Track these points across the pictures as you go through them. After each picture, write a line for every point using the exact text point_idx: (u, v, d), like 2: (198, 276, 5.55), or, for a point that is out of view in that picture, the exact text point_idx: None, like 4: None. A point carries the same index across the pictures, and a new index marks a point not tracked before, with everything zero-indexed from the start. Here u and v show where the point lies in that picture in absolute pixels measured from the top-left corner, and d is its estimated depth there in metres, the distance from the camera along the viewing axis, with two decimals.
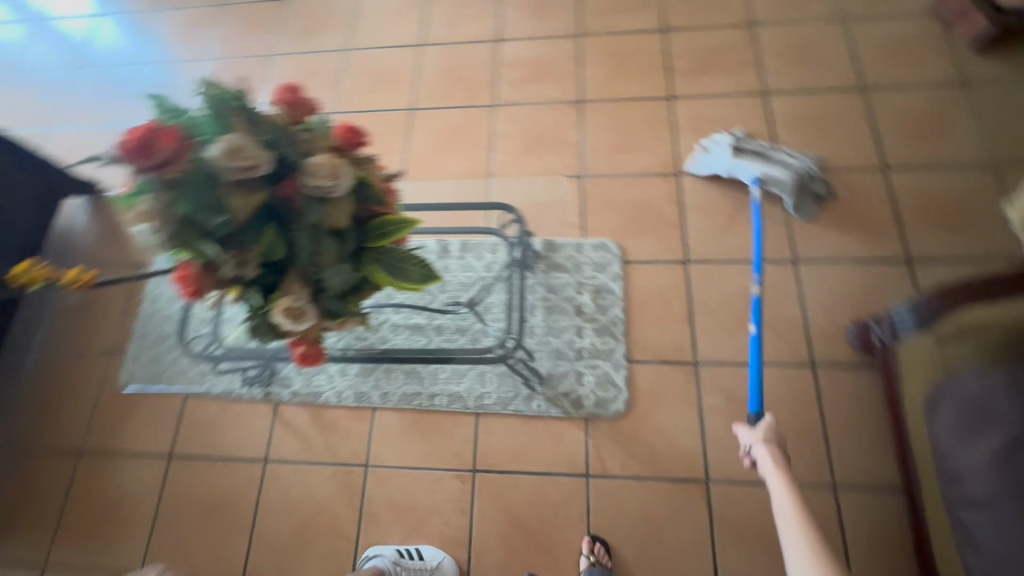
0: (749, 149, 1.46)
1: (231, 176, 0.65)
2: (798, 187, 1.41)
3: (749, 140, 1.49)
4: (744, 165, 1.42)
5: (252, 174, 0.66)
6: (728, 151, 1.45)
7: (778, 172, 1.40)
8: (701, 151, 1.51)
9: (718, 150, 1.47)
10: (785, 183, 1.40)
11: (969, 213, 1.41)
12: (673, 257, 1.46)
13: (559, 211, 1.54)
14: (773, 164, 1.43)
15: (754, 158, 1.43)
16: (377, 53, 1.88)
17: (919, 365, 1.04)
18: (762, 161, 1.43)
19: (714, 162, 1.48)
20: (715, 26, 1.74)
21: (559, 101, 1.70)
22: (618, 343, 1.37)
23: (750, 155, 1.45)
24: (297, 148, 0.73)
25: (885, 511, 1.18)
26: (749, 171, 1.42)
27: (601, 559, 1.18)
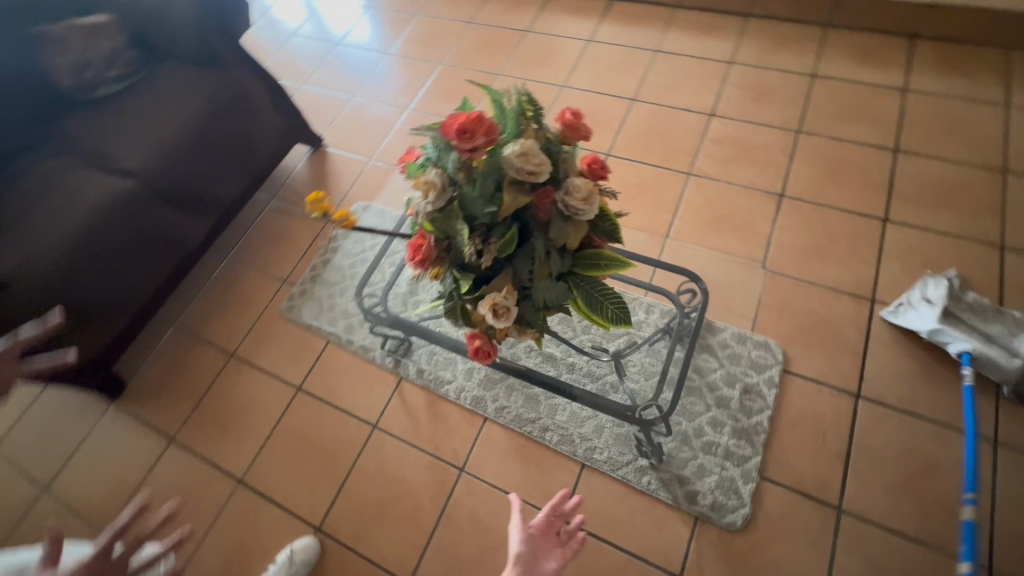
0: (966, 319, 1.30)
1: (512, 174, 0.69)
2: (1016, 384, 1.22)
3: (972, 298, 1.31)
4: (957, 334, 1.27)
5: (530, 179, 0.69)
6: (940, 315, 1.30)
7: (1002, 355, 1.23)
8: (898, 312, 1.36)
9: (925, 311, 1.32)
10: (1006, 369, 1.22)
11: None
12: (842, 385, 1.32)
13: (727, 296, 1.48)
14: (999, 338, 1.26)
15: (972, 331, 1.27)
16: (590, 97, 1.99)
17: None
18: (977, 336, 1.26)
19: (916, 322, 1.32)
20: (956, 161, 1.59)
21: (758, 188, 1.65)
22: (755, 453, 1.26)
23: (966, 325, 1.29)
24: (563, 164, 0.76)
25: None
26: (961, 341, 1.26)
27: None
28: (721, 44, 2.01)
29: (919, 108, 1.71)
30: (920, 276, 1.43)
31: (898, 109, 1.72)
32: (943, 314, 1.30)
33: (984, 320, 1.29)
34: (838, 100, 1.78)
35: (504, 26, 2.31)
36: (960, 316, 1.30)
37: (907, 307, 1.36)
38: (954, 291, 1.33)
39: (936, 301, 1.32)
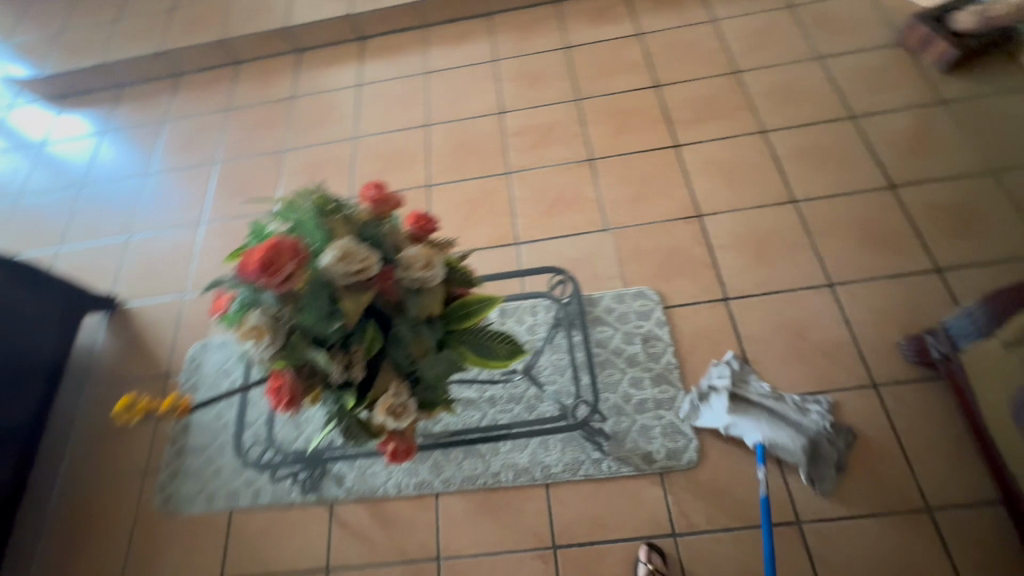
0: (751, 402, 1.29)
1: (344, 280, 0.63)
2: (810, 459, 1.22)
3: (753, 382, 1.34)
4: (748, 428, 1.25)
5: (364, 276, 0.64)
6: (729, 406, 1.28)
7: (790, 445, 1.22)
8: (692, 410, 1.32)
9: (716, 403, 1.30)
10: (797, 453, 1.22)
11: (980, 221, 1.48)
12: (712, 296, 1.48)
13: (591, 265, 1.57)
14: (782, 425, 1.25)
15: (758, 418, 1.26)
16: (387, 138, 1.96)
17: (992, 375, 1.11)
18: (766, 423, 1.26)
19: (712, 417, 1.29)
20: (702, 77, 1.86)
21: (570, 160, 1.77)
22: (678, 390, 1.35)
23: (752, 412, 1.28)
24: (388, 240, 0.72)
25: (987, 528, 1.14)
26: (752, 435, 1.24)
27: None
28: (479, 47, 2.11)
29: (657, 45, 1.96)
30: (722, 180, 1.65)
31: (643, 51, 1.96)
32: (731, 404, 1.29)
33: (766, 393, 1.31)
34: (596, 61, 1.97)
35: (266, 100, 2.17)
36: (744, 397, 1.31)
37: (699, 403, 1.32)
38: (733, 370, 1.35)
39: (721, 386, 1.32)
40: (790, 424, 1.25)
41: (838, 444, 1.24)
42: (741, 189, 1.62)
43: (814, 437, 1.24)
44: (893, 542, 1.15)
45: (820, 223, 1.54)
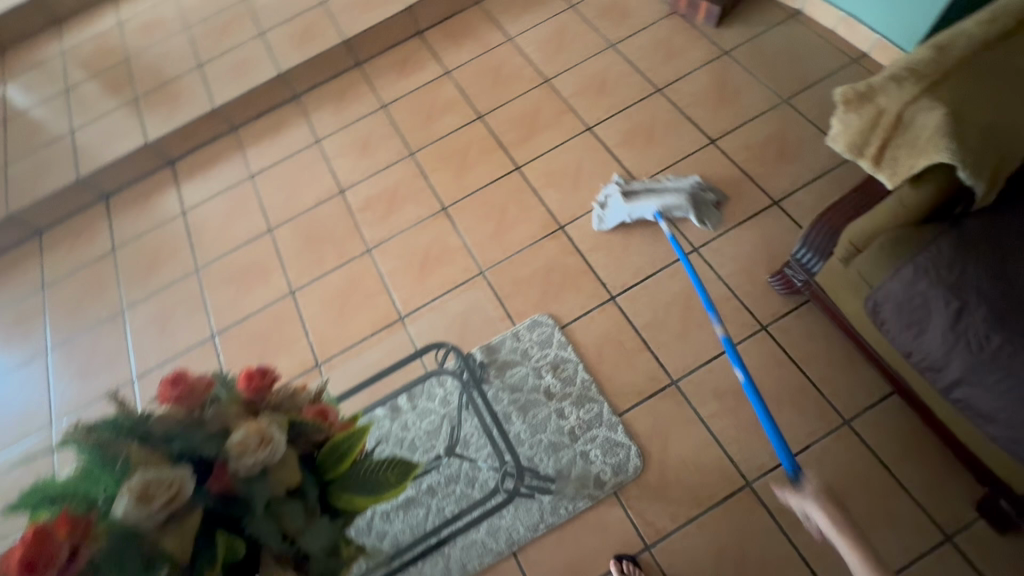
0: (639, 191, 1.56)
1: (152, 520, 0.59)
2: (694, 206, 1.52)
3: (634, 182, 1.60)
4: (642, 204, 1.51)
5: (176, 503, 0.60)
6: (624, 199, 1.54)
7: (675, 199, 1.50)
8: (602, 216, 1.58)
9: (614, 202, 1.56)
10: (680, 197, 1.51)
11: (793, 145, 1.62)
12: (600, 299, 1.50)
13: (480, 313, 1.54)
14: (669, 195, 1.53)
15: (649, 197, 1.53)
16: (232, 257, 1.81)
17: (843, 288, 1.15)
18: (655, 197, 1.52)
19: (616, 212, 1.56)
20: (518, 95, 1.90)
21: (425, 217, 1.73)
22: (602, 404, 1.36)
23: (641, 195, 1.55)
24: (207, 435, 0.67)
25: (896, 419, 1.23)
26: (649, 209, 1.51)
27: None
28: (297, 133, 2.03)
29: (467, 78, 1.98)
30: (570, 186, 1.69)
31: (456, 88, 1.97)
32: (625, 196, 1.55)
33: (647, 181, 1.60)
34: (416, 111, 1.96)
35: (85, 262, 1.94)
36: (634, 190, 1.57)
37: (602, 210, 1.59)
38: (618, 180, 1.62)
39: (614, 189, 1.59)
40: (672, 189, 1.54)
41: (708, 194, 1.55)
42: (589, 189, 1.67)
43: (693, 197, 1.53)
44: (831, 466, 1.21)
45: None
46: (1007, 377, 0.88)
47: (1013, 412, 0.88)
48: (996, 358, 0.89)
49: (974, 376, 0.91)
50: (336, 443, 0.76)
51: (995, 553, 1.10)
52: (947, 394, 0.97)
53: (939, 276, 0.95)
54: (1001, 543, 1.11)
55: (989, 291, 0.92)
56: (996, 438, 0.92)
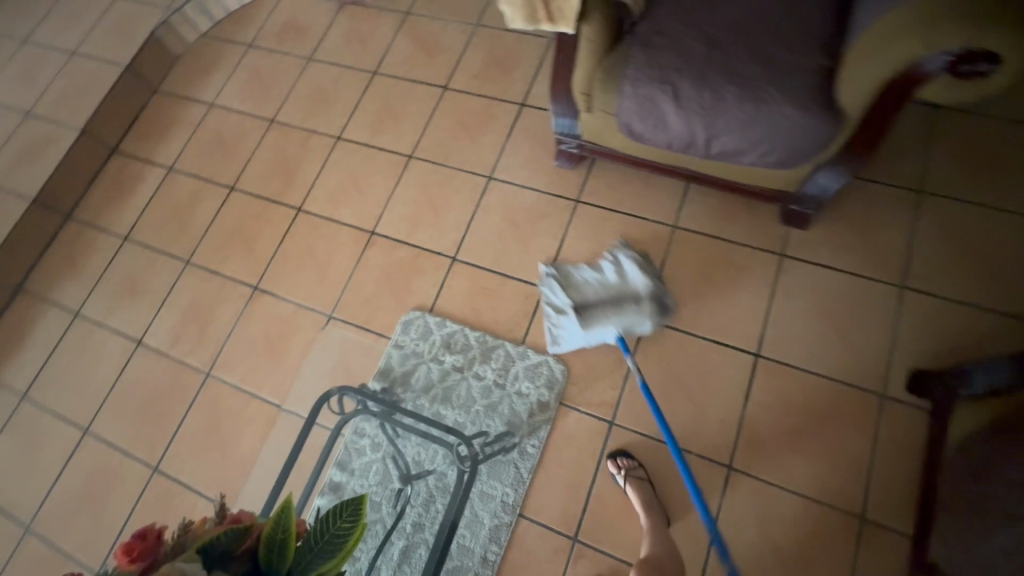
0: (599, 314, 1.34)
1: None
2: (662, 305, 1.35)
3: (585, 295, 1.37)
4: (601, 328, 1.32)
5: None
6: (581, 327, 1.32)
7: (635, 316, 1.32)
8: (558, 339, 1.36)
9: (568, 328, 1.35)
10: (649, 318, 1.33)
11: (505, 54, 1.77)
12: (445, 267, 1.52)
13: (353, 351, 1.47)
14: (622, 303, 1.34)
15: (613, 320, 1.32)
16: (60, 487, 1.49)
17: (601, 129, 1.30)
18: (616, 317, 1.32)
19: (566, 330, 1.35)
20: (255, 149, 1.81)
21: (242, 307, 1.59)
22: (504, 345, 1.40)
23: (595, 311, 1.34)
24: None
25: (702, 200, 1.46)
26: (612, 332, 1.32)
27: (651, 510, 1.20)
28: (47, 321, 1.70)
29: (194, 162, 1.83)
30: (356, 195, 1.67)
31: (190, 177, 1.81)
32: (582, 324, 1.33)
33: (597, 284, 1.39)
34: (164, 221, 1.76)
35: None
36: (581, 301, 1.37)
37: (557, 334, 1.36)
38: (552, 276, 1.41)
39: (565, 310, 1.36)
40: (627, 299, 1.35)
41: (662, 286, 1.37)
42: (374, 187, 1.67)
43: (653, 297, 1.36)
44: (686, 265, 1.41)
45: (440, 151, 1.68)
46: (730, 117, 1.08)
47: (750, 137, 1.09)
48: (716, 109, 1.09)
49: (714, 130, 1.11)
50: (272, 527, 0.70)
51: (814, 242, 1.36)
52: (707, 155, 1.17)
53: (648, 76, 1.12)
54: (812, 233, 1.37)
55: (683, 66, 1.11)
56: (756, 162, 1.14)
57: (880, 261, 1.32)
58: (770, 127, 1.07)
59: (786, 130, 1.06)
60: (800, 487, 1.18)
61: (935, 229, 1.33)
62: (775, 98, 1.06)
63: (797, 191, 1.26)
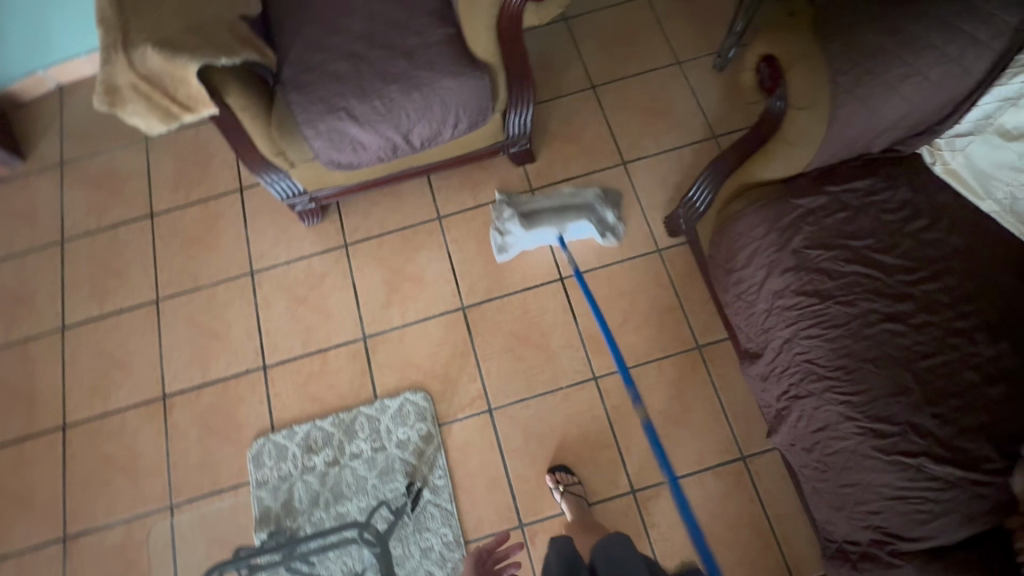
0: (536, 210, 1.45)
1: None
2: (601, 204, 1.45)
3: (523, 201, 1.47)
4: (542, 229, 1.41)
5: None
6: (528, 229, 1.41)
7: (575, 220, 1.40)
8: (504, 248, 1.43)
9: (513, 236, 1.42)
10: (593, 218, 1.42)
11: (194, 153, 1.65)
12: (263, 380, 1.41)
13: (220, 520, 1.31)
14: (566, 210, 1.43)
15: (548, 221, 1.41)
16: None
17: (318, 175, 1.30)
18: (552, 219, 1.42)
19: (523, 240, 1.43)
20: None
21: (62, 567, 1.30)
22: (361, 411, 1.36)
23: (541, 216, 1.43)
24: None
25: (449, 182, 1.54)
26: (550, 233, 1.41)
27: (567, 479, 1.26)
28: None
29: None
30: (122, 371, 1.45)
31: None
32: (524, 227, 1.41)
33: (550, 196, 1.48)
34: None
35: None
36: (530, 211, 1.46)
37: (504, 242, 1.43)
38: (505, 197, 1.47)
39: (510, 215, 1.43)
40: (572, 207, 1.44)
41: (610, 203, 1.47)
42: (138, 352, 1.46)
43: (601, 214, 1.44)
44: (467, 242, 1.49)
45: (186, 277, 1.53)
46: (407, 110, 1.15)
47: (434, 118, 1.18)
48: (392, 111, 1.15)
49: (403, 127, 1.17)
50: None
51: (549, 167, 1.53)
52: (414, 149, 1.24)
53: (319, 112, 1.14)
54: (544, 159, 1.54)
55: (342, 88, 1.15)
56: (455, 133, 1.24)
57: (600, 153, 1.54)
58: (444, 103, 1.16)
59: (456, 99, 1.17)
60: (648, 355, 1.36)
61: (617, 109, 1.58)
62: (431, 77, 1.15)
63: (506, 137, 1.38)
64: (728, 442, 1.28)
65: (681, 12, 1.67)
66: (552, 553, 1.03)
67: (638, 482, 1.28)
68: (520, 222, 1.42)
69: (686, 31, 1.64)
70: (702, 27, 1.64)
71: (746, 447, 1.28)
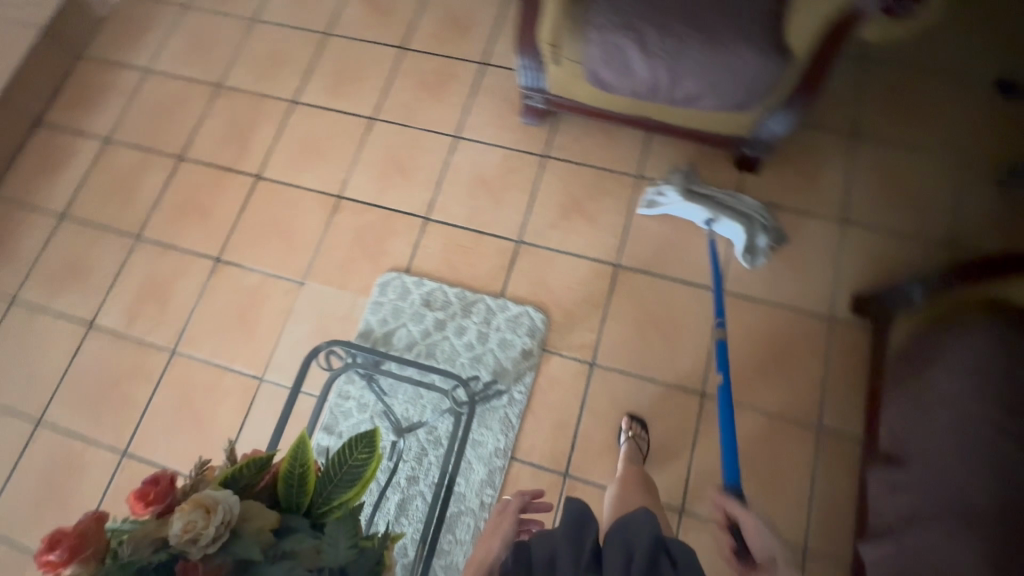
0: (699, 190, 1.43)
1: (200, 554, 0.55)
2: (760, 225, 1.40)
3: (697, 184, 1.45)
4: (696, 207, 1.40)
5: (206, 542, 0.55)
6: (684, 200, 1.41)
7: (730, 219, 1.38)
8: (652, 204, 1.46)
9: (668, 198, 1.43)
10: (749, 231, 1.38)
11: (460, 13, 1.75)
12: (419, 228, 1.52)
13: (331, 316, 1.45)
14: (727, 208, 1.41)
15: (705, 204, 1.40)
16: (19, 479, 1.39)
17: (567, 81, 1.34)
18: (709, 209, 1.40)
19: (672, 209, 1.43)
20: (202, 117, 1.70)
21: (205, 280, 1.52)
22: (485, 298, 1.42)
23: (701, 199, 1.42)
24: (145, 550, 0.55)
25: (664, 150, 1.53)
26: (702, 214, 1.41)
27: (637, 431, 1.26)
28: None
29: (133, 133, 1.70)
30: (319, 160, 1.62)
31: (133, 149, 1.68)
32: (683, 196, 1.41)
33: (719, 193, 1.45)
34: (106, 195, 1.63)
35: None
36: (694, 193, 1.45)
37: (654, 199, 1.45)
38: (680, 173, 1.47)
39: (673, 181, 1.45)
40: (733, 208, 1.41)
41: (770, 232, 1.40)
42: (338, 150, 1.63)
43: (759, 225, 1.39)
44: (652, 211, 1.48)
45: (403, 112, 1.65)
46: (690, 61, 1.15)
47: (708, 80, 1.16)
48: (677, 56, 1.15)
49: (676, 75, 1.17)
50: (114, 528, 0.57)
51: (766, 185, 1.47)
52: (669, 102, 1.23)
53: (614, 25, 1.17)
54: (766, 176, 1.48)
55: (645, 15, 1.17)
56: (715, 105, 1.21)
57: (825, 199, 1.45)
58: (726, 70, 1.14)
59: (741, 71, 1.14)
60: (764, 404, 1.30)
61: (864, 168, 1.46)
62: (732, 42, 1.13)
63: (750, 135, 1.34)
64: (797, 526, 1.21)
65: (989, 108, 1.49)
66: (643, 520, 0.78)
67: (690, 506, 1.25)
68: (680, 191, 1.42)
69: (984, 129, 1.47)
70: (1005, 134, 1.46)
71: (813, 541, 1.20)
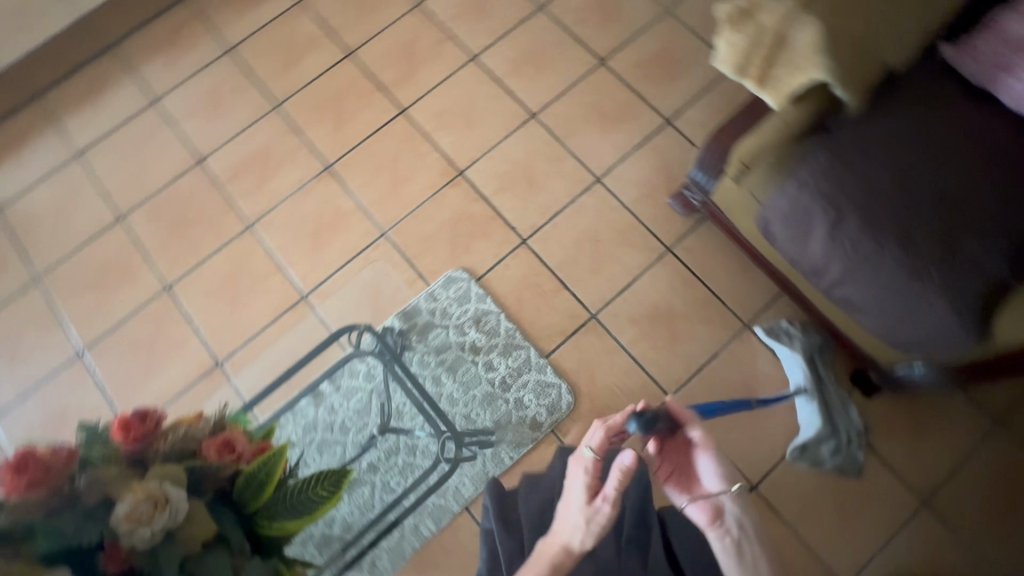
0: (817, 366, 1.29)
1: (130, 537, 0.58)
2: (835, 443, 1.25)
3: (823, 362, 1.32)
4: (800, 374, 1.28)
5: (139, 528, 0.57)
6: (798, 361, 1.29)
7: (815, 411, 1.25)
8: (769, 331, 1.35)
9: (786, 343, 1.31)
10: (820, 435, 1.25)
11: (676, 58, 1.59)
12: (511, 246, 1.46)
13: (390, 279, 1.44)
14: (824, 402, 1.27)
15: (809, 379, 1.28)
16: (81, 256, 1.52)
17: (734, 203, 1.18)
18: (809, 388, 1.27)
19: (780, 353, 1.32)
20: (389, 26, 1.67)
21: (308, 179, 1.54)
22: (529, 350, 1.37)
23: (813, 374, 1.29)
24: (94, 500, 0.59)
25: (789, 316, 1.36)
26: (799, 383, 1.29)
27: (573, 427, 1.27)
28: (126, 93, 1.66)
29: (324, 6, 1.70)
30: (463, 127, 1.57)
31: (316, 22, 1.69)
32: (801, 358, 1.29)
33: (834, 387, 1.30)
34: (272, 52, 1.66)
35: None
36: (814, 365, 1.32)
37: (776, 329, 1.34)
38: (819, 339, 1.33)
39: (806, 337, 1.32)
40: (829, 407, 1.27)
41: (837, 456, 1.25)
42: (484, 128, 1.56)
43: (834, 441, 1.25)
44: (737, 368, 1.34)
45: (564, 125, 1.55)
46: (873, 273, 0.98)
47: (880, 303, 0.99)
48: (864, 259, 0.98)
49: (849, 276, 1.01)
50: (92, 455, 0.62)
51: (869, 415, 1.29)
52: (823, 292, 1.07)
53: (818, 189, 1.01)
54: (874, 406, 1.29)
55: (857, 198, 1.00)
56: (870, 327, 1.04)
57: (921, 467, 1.25)
58: (909, 306, 0.97)
59: (920, 317, 0.97)
60: None
61: (985, 464, 1.25)
62: (933, 282, 0.95)
63: (887, 366, 1.16)
64: None
65: None
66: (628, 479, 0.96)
67: None
68: (803, 352, 1.29)
69: None
70: None
71: None
